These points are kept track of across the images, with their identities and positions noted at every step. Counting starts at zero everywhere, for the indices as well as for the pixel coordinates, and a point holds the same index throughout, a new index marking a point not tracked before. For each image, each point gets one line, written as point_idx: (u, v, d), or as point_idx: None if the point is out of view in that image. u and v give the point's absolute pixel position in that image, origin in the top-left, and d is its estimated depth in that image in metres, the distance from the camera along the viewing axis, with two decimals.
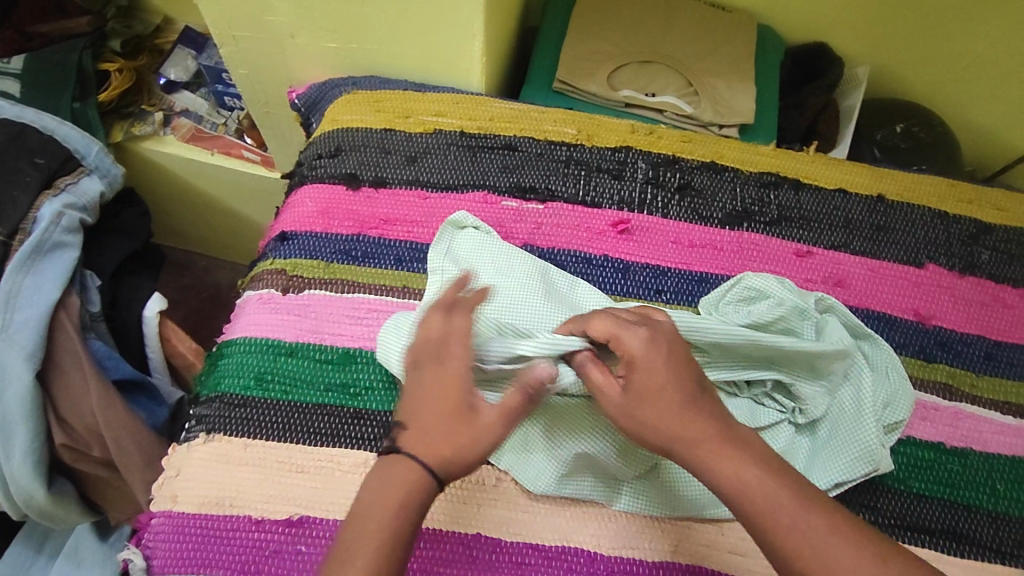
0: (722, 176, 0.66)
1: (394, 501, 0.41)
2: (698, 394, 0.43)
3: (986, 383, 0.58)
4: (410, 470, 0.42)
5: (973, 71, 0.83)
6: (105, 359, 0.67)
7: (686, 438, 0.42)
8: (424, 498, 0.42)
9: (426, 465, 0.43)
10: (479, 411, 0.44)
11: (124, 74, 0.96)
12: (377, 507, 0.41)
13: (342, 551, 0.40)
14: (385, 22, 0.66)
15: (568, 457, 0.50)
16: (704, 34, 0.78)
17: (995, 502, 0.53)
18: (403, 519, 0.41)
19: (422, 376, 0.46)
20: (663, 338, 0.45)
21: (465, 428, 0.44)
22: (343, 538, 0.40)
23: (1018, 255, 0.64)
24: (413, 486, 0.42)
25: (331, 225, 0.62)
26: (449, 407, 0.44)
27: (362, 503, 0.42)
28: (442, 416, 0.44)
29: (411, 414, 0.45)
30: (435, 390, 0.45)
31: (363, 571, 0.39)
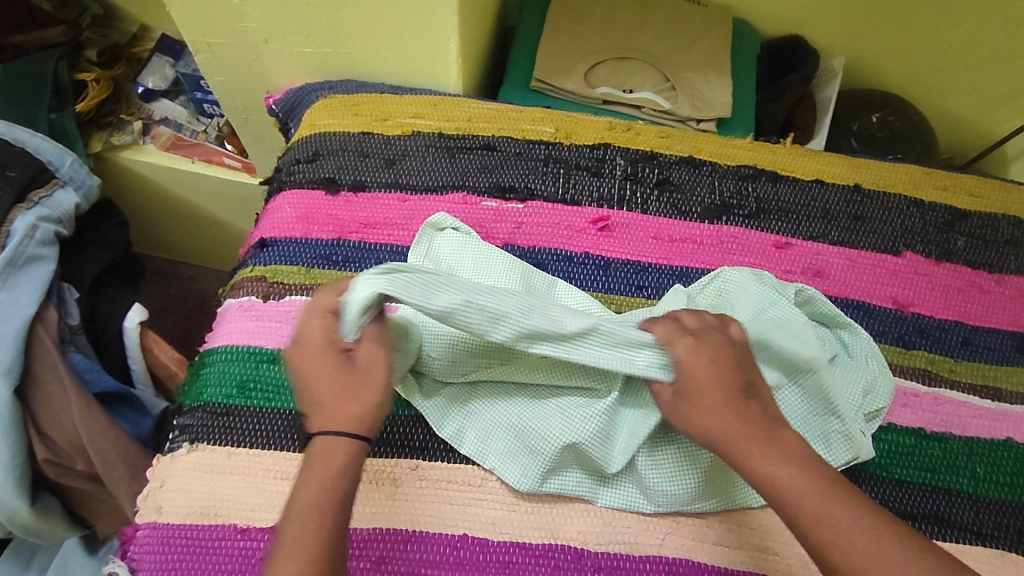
0: (700, 170, 0.66)
1: (328, 476, 0.41)
2: (744, 399, 0.44)
3: (965, 368, 0.59)
4: (328, 443, 0.43)
5: (946, 60, 0.84)
6: (86, 372, 0.66)
7: (723, 440, 0.43)
8: (355, 464, 0.43)
9: (345, 431, 0.43)
10: (354, 358, 0.46)
11: (101, 83, 0.95)
12: (307, 487, 0.41)
13: (283, 535, 0.39)
14: (359, 26, 0.66)
15: (555, 451, 0.50)
16: (680, 29, 0.79)
17: (975, 485, 0.54)
18: (334, 491, 0.41)
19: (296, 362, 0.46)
20: (708, 347, 0.46)
21: (350, 383, 0.45)
22: (286, 517, 0.40)
23: (993, 240, 0.64)
24: (343, 461, 0.42)
25: (311, 230, 0.62)
26: (329, 374, 0.45)
27: (295, 491, 0.41)
28: (330, 386, 0.45)
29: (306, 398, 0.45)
30: (314, 366, 0.45)
31: (309, 549, 0.38)
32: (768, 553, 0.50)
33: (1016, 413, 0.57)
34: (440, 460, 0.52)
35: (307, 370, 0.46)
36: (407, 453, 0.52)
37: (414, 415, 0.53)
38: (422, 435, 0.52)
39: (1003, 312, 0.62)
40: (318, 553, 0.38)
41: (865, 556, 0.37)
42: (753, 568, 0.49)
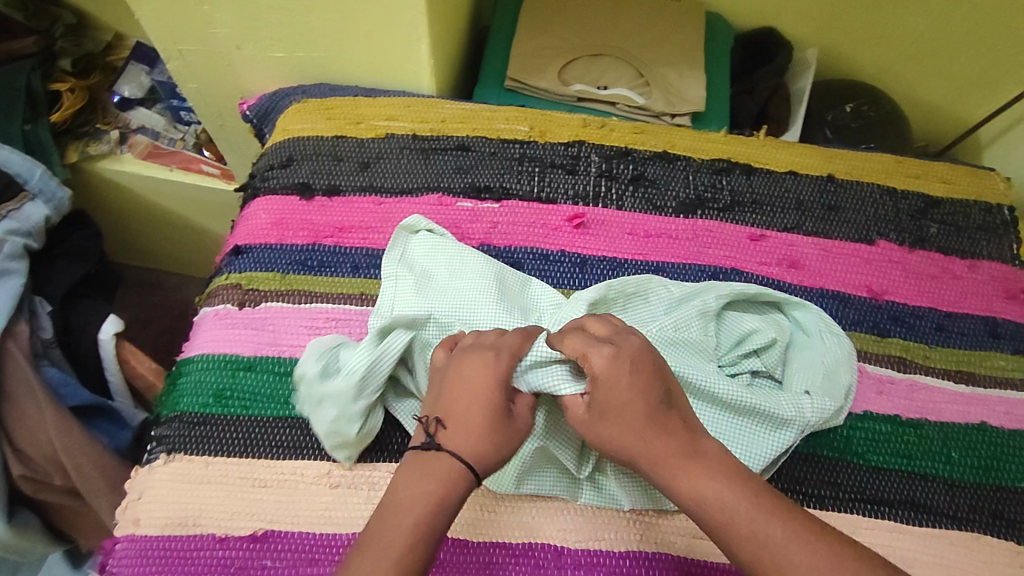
0: (674, 165, 0.66)
1: (435, 493, 0.43)
2: (663, 411, 0.44)
3: (939, 354, 0.59)
4: (447, 466, 0.44)
5: (917, 49, 0.85)
6: (61, 387, 0.66)
7: (648, 457, 0.43)
8: (464, 492, 0.44)
9: (469, 461, 0.44)
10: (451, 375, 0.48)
11: (76, 93, 0.93)
12: (417, 500, 0.42)
13: (376, 537, 0.41)
14: (328, 29, 0.65)
15: (525, 452, 0.50)
16: (654, 25, 0.79)
17: (951, 470, 0.54)
18: (441, 513, 0.42)
19: (449, 376, 0.48)
20: (626, 357, 0.45)
21: (508, 423, 0.47)
22: (386, 521, 0.42)
23: (964, 226, 0.65)
24: (452, 481, 0.44)
25: (286, 236, 0.62)
26: (492, 405, 0.46)
27: (400, 497, 0.43)
28: (482, 416, 0.46)
29: (447, 413, 0.46)
30: (476, 394, 0.47)
31: (397, 551, 0.40)
32: None
33: (989, 397, 0.58)
34: None
35: (462, 387, 0.47)
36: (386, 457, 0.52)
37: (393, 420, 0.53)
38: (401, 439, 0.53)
39: (976, 298, 0.62)
40: (409, 561, 0.40)
41: (810, 547, 0.39)
42: None
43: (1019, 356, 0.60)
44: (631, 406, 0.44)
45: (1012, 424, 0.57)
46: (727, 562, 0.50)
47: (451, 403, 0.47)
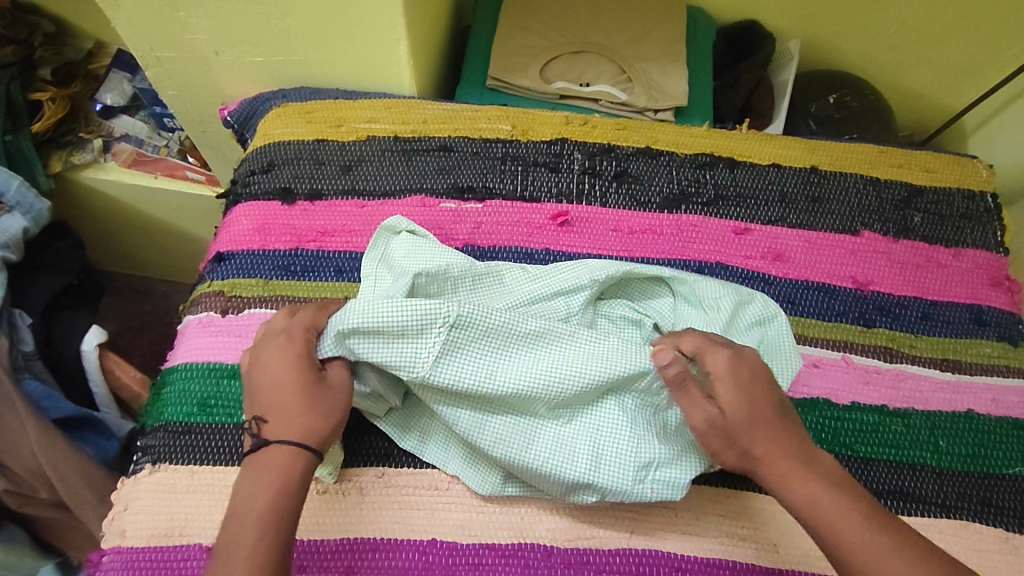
0: (658, 160, 0.66)
1: (279, 483, 0.42)
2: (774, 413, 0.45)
3: (925, 343, 0.60)
4: (281, 455, 0.43)
5: (900, 38, 0.85)
6: (42, 400, 0.65)
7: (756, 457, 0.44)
8: (303, 475, 0.43)
9: (297, 443, 0.44)
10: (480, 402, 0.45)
11: (58, 102, 0.92)
12: (259, 495, 0.42)
13: (234, 540, 0.40)
14: (307, 33, 0.65)
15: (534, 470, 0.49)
16: (635, 20, 0.79)
17: (939, 458, 0.55)
18: (283, 502, 0.42)
19: (264, 360, 0.47)
20: (745, 361, 0.47)
21: (321, 394, 0.46)
22: (238, 519, 0.41)
23: (948, 215, 0.65)
24: (287, 468, 0.43)
25: (268, 241, 0.62)
26: (297, 382, 0.46)
27: (241, 498, 0.42)
28: (298, 395, 0.45)
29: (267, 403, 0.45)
30: (281, 373, 0.46)
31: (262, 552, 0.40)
32: (734, 538, 0.51)
33: (975, 384, 0.58)
34: (407, 465, 0.52)
35: (268, 375, 0.46)
36: (373, 461, 0.52)
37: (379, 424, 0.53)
38: (387, 443, 0.53)
39: (961, 286, 0.62)
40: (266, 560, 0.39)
41: None
42: (719, 554, 0.50)
43: (1004, 343, 0.60)
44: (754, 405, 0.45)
45: (998, 410, 0.57)
46: (714, 556, 0.50)
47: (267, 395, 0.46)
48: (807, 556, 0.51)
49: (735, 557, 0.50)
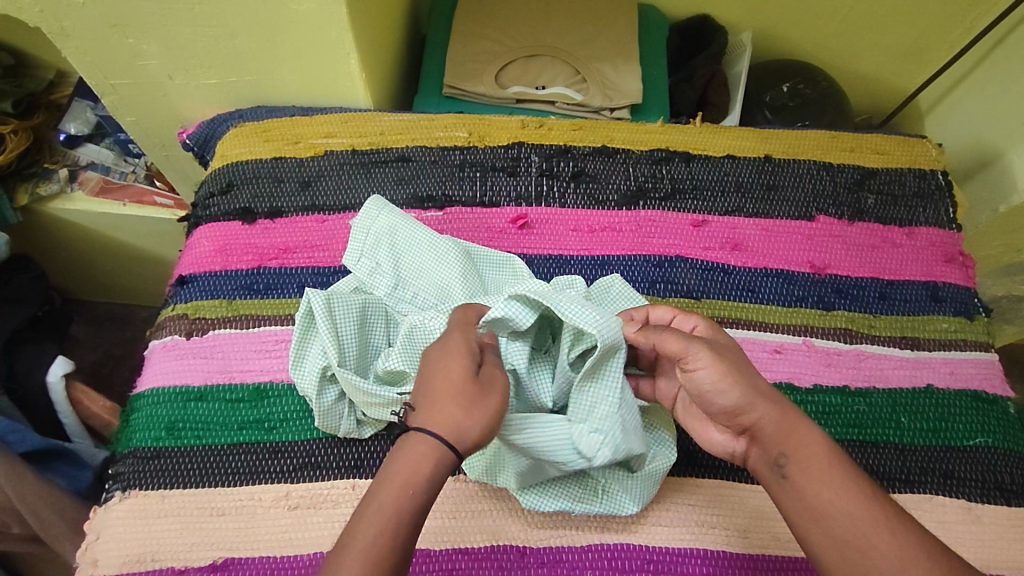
0: (614, 158, 0.66)
1: (411, 483, 0.40)
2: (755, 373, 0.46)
3: (883, 322, 0.61)
4: (424, 448, 0.41)
5: (847, 25, 0.86)
6: (9, 434, 0.66)
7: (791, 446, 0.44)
8: (434, 476, 0.41)
9: (439, 437, 0.41)
10: (480, 374, 0.44)
11: (20, 135, 0.89)
12: (384, 487, 0.40)
13: (353, 528, 0.39)
14: (255, 53, 0.65)
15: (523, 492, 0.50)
16: (587, 22, 0.80)
17: (902, 435, 0.56)
18: (409, 501, 0.40)
19: (434, 364, 0.45)
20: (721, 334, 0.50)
21: (480, 392, 0.43)
22: (360, 510, 0.40)
23: (901, 194, 0.66)
24: (426, 460, 0.41)
25: (230, 262, 0.62)
26: (459, 376, 0.44)
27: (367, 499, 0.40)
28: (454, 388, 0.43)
29: (417, 395, 0.44)
30: (444, 363, 0.44)
31: (375, 548, 0.38)
32: (705, 527, 0.52)
33: (933, 360, 0.60)
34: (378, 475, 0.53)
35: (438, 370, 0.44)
36: (342, 474, 0.53)
37: (345, 439, 0.54)
38: (356, 454, 0.54)
39: (915, 264, 0.64)
40: (376, 555, 0.38)
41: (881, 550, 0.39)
42: (689, 543, 0.51)
43: (960, 318, 0.62)
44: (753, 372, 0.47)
45: (956, 383, 0.59)
46: (685, 546, 0.51)
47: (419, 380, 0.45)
48: (774, 540, 0.51)
49: (705, 545, 0.51)
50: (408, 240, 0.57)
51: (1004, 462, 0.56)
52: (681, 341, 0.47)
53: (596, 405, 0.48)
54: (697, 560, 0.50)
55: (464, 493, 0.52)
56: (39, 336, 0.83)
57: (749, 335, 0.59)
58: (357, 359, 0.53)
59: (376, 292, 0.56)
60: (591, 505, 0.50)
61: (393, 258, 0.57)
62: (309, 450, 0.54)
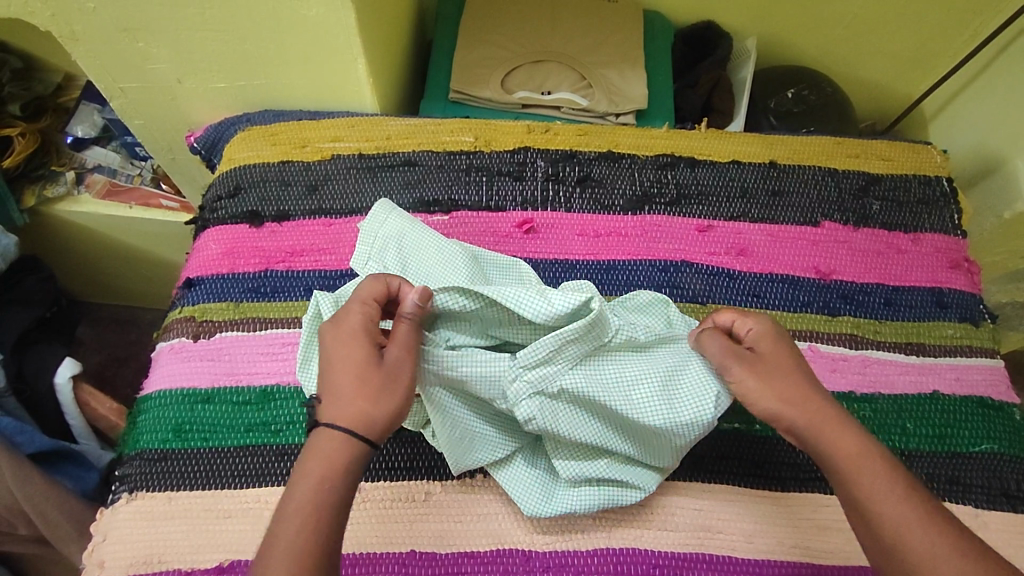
0: (620, 163, 0.67)
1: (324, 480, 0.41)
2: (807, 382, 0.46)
3: (889, 328, 0.61)
4: (331, 439, 0.42)
5: (853, 32, 0.87)
6: (16, 435, 0.66)
7: None
8: (353, 465, 0.42)
9: (349, 430, 0.42)
10: (385, 357, 0.44)
11: (27, 137, 0.89)
12: (303, 482, 0.40)
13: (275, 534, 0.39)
14: (264, 58, 0.66)
15: (508, 488, 0.51)
16: (593, 28, 0.80)
17: (907, 441, 0.56)
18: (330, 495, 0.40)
19: (332, 355, 0.44)
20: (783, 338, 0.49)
21: (386, 384, 0.43)
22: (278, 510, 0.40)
23: (906, 201, 0.66)
24: (338, 452, 0.41)
25: (237, 264, 0.62)
26: (355, 364, 0.43)
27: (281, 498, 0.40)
28: (353, 378, 0.43)
29: (323, 385, 0.44)
30: (341, 352, 0.44)
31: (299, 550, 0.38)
32: (711, 531, 0.52)
33: (939, 365, 0.60)
34: (383, 479, 0.52)
35: (336, 359, 0.44)
36: None
37: None
38: None
39: (921, 270, 0.64)
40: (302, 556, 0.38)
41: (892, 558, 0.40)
42: (694, 548, 0.51)
43: (966, 324, 0.62)
44: (799, 382, 0.46)
45: (962, 389, 0.59)
46: (691, 550, 0.51)
47: (325, 369, 0.44)
48: (780, 546, 0.51)
49: (710, 551, 0.51)
50: (417, 243, 0.58)
51: (1010, 469, 0.56)
52: (724, 353, 0.48)
53: (549, 363, 0.50)
54: (703, 565, 0.50)
55: (470, 496, 0.52)
56: (48, 337, 0.83)
57: None
58: None
59: None
60: (594, 507, 0.50)
61: (401, 261, 0.57)
62: None
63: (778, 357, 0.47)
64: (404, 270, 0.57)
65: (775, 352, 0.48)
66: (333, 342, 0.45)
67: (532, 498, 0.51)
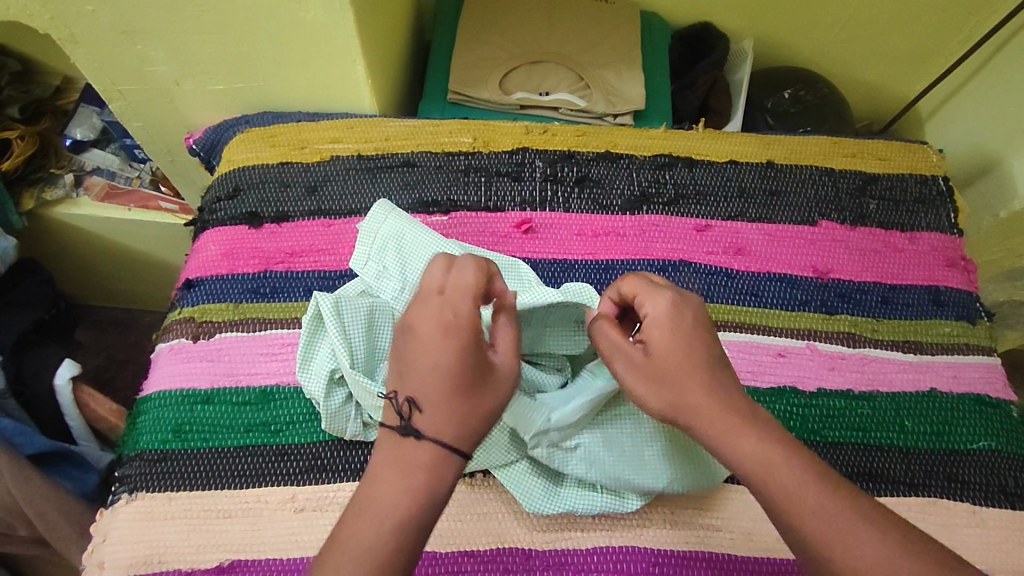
0: (618, 164, 0.67)
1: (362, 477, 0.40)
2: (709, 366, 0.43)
3: (886, 327, 0.61)
4: (430, 454, 0.39)
5: (849, 33, 0.87)
6: (16, 436, 0.67)
7: None
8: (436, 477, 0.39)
9: (451, 445, 0.39)
10: (494, 366, 0.42)
11: (26, 140, 0.89)
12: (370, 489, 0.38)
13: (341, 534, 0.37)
14: (263, 60, 0.66)
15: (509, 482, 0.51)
16: (590, 29, 0.81)
17: (904, 438, 0.56)
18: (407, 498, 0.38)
19: (437, 358, 0.41)
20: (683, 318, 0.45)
21: (492, 395, 0.41)
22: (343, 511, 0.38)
23: (903, 200, 0.67)
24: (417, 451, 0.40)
25: (236, 265, 0.62)
26: (459, 370, 0.41)
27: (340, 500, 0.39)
28: (458, 388, 0.40)
29: (417, 388, 0.40)
30: (445, 354, 0.41)
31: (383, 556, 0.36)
32: (710, 529, 0.52)
33: (936, 363, 0.60)
34: None
35: (439, 362, 0.41)
36: (348, 476, 0.53)
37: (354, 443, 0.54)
38: (361, 459, 0.54)
39: (918, 269, 0.64)
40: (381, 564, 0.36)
41: None
42: (694, 545, 0.51)
43: (963, 322, 0.62)
44: (685, 369, 0.43)
45: (959, 387, 0.59)
46: (690, 548, 0.51)
47: (417, 371, 0.41)
48: (779, 543, 0.52)
49: (709, 548, 0.51)
50: (416, 243, 0.58)
51: (1008, 466, 0.56)
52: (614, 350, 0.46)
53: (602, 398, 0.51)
54: (701, 563, 0.51)
55: (470, 495, 0.52)
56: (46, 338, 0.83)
57: (753, 338, 0.59)
58: (364, 362, 0.53)
59: (382, 296, 0.57)
60: (593, 504, 0.51)
61: (401, 261, 0.57)
62: (314, 452, 0.54)
63: (667, 344, 0.44)
64: (403, 270, 0.57)
65: (665, 336, 0.44)
66: (436, 344, 0.41)
67: (534, 494, 0.51)
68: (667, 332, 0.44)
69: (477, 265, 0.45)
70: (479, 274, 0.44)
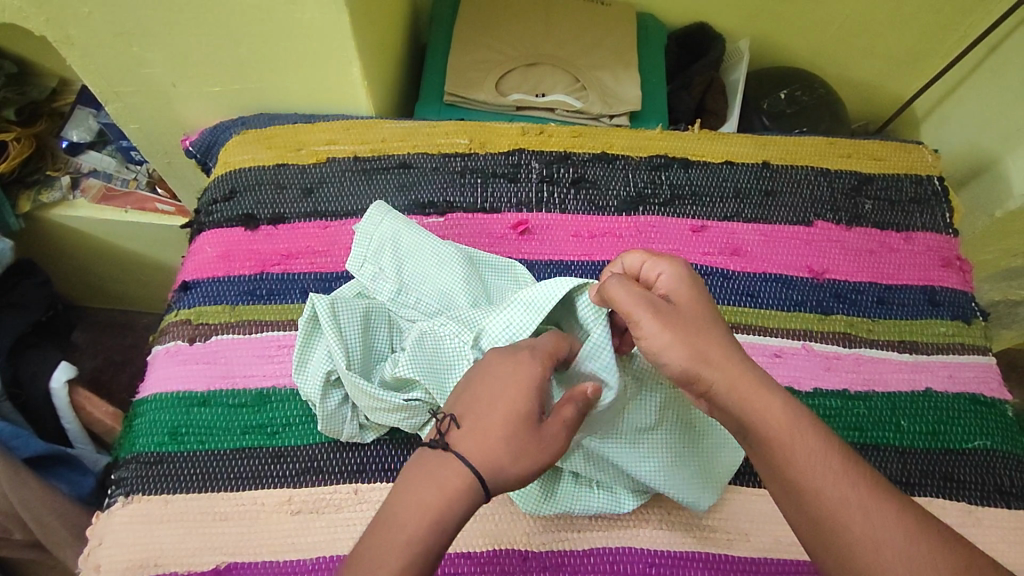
0: (614, 165, 0.67)
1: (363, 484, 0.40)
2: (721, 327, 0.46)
3: (882, 327, 0.61)
4: (458, 478, 0.39)
5: (844, 34, 0.88)
6: (12, 439, 0.66)
7: None
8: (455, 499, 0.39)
9: (477, 471, 0.39)
10: (542, 426, 0.42)
11: (23, 141, 0.89)
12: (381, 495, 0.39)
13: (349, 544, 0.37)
14: (259, 62, 0.66)
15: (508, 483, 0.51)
16: (586, 30, 0.81)
17: (900, 438, 0.56)
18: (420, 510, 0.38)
19: (494, 400, 0.42)
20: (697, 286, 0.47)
21: (531, 441, 0.41)
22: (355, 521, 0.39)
23: (898, 200, 0.67)
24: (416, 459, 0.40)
25: (233, 267, 0.62)
26: (512, 414, 0.41)
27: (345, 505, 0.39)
28: (504, 425, 0.41)
29: (468, 414, 0.42)
30: (507, 395, 0.42)
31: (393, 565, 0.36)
32: (706, 529, 0.52)
33: (932, 363, 0.60)
34: (382, 481, 0.53)
35: (494, 402, 0.42)
36: (345, 478, 0.53)
37: (351, 445, 0.54)
38: (358, 461, 0.54)
39: (914, 268, 0.64)
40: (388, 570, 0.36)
41: None
42: (691, 546, 0.51)
43: (958, 322, 0.62)
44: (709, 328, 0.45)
45: (954, 387, 0.59)
46: (687, 549, 0.51)
47: (473, 402, 0.42)
48: (775, 543, 0.52)
49: (705, 549, 0.51)
50: (412, 244, 0.58)
51: (1003, 466, 0.56)
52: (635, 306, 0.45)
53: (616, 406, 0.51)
54: (697, 563, 0.51)
55: None
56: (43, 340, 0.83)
57: (749, 339, 0.59)
58: (361, 363, 0.53)
59: (378, 298, 0.57)
60: (590, 505, 0.51)
61: (397, 262, 0.57)
62: (311, 454, 0.54)
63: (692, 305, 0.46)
64: (400, 272, 0.57)
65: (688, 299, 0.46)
66: (498, 385, 0.43)
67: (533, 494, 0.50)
68: (688, 288, 0.46)
69: (557, 337, 0.47)
70: (559, 343, 0.47)
